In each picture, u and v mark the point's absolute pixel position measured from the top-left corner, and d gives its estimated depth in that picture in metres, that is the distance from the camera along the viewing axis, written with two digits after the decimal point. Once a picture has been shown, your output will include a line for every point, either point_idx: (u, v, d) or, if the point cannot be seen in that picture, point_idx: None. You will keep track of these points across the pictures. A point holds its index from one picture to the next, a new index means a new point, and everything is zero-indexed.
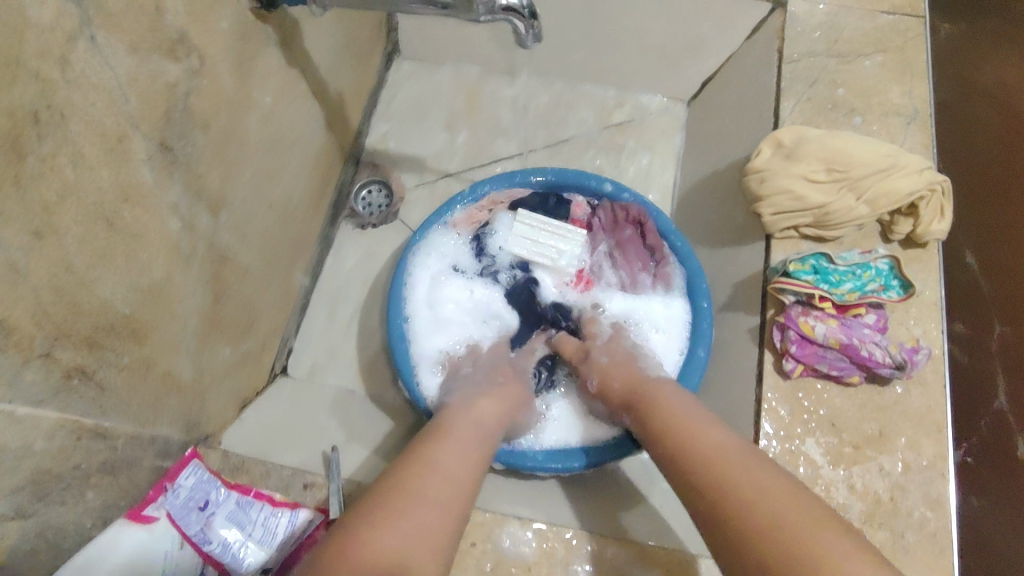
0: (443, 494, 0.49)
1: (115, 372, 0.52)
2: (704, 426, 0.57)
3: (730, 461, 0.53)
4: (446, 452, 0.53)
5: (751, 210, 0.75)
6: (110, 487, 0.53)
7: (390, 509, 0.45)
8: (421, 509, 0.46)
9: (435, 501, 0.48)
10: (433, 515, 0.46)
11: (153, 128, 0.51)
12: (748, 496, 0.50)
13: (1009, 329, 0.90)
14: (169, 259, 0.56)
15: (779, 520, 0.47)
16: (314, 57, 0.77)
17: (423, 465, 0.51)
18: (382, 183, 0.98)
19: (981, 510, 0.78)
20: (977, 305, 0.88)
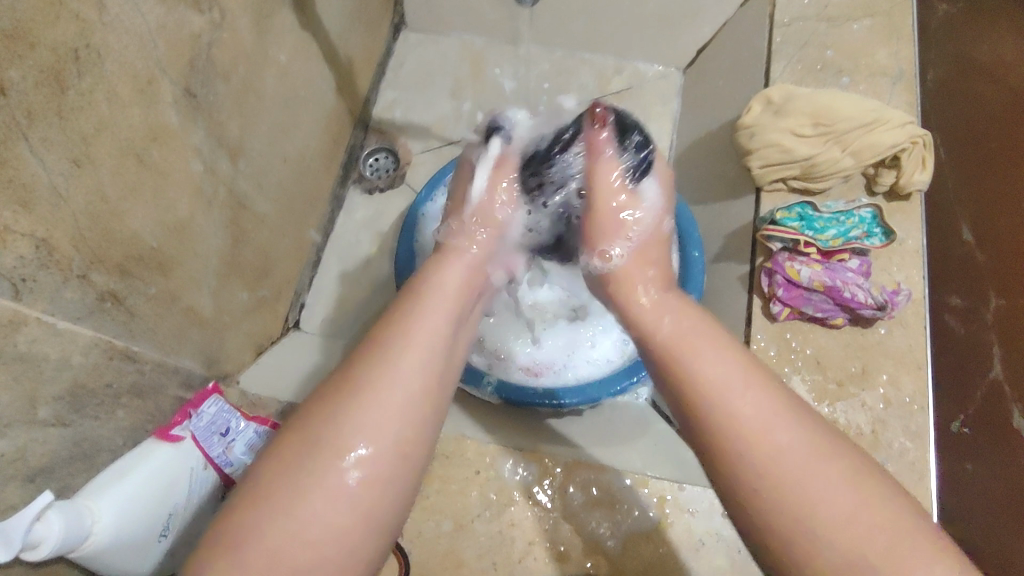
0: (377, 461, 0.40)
1: (143, 301, 0.56)
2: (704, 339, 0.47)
3: (693, 347, 0.47)
4: (373, 408, 0.41)
5: (741, 164, 0.79)
6: (139, 409, 0.57)
7: (296, 529, 0.37)
8: (344, 512, 0.38)
9: (347, 487, 0.39)
10: (361, 508, 0.39)
11: (179, 74, 0.55)
12: (710, 404, 0.43)
13: (1006, 301, 0.85)
14: (193, 199, 0.60)
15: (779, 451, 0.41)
16: (326, 21, 0.81)
17: (336, 433, 0.40)
18: (389, 149, 1.02)
19: (959, 488, 0.77)
20: (968, 274, 0.87)
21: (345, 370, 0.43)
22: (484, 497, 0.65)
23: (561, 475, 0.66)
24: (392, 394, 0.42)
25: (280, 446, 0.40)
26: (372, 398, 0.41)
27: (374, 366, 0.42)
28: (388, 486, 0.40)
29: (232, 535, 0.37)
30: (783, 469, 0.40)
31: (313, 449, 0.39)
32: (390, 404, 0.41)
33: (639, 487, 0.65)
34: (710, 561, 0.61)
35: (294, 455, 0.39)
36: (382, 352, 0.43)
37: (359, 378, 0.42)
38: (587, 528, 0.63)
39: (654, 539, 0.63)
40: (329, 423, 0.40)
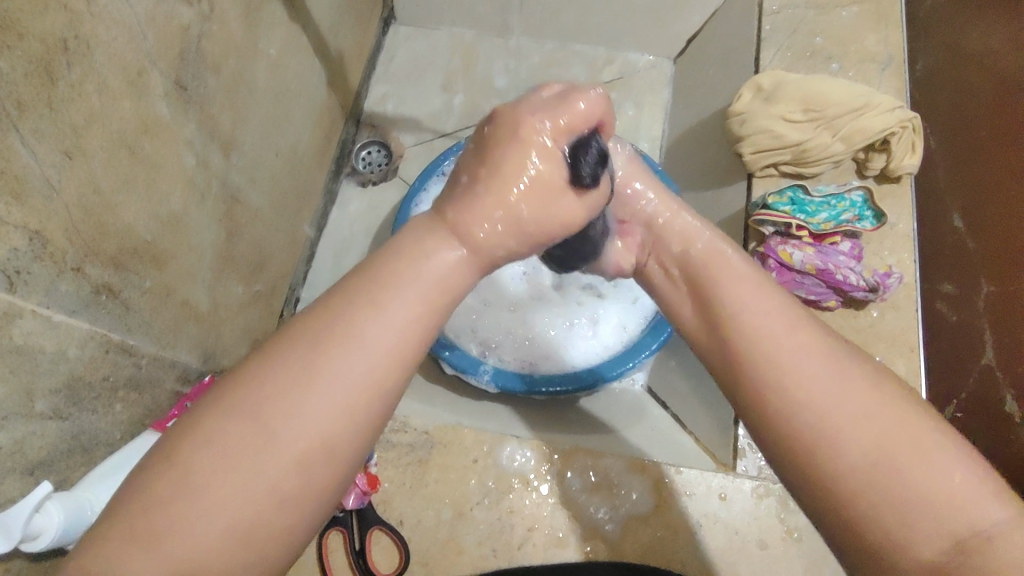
0: (298, 470, 0.34)
1: (139, 294, 0.56)
2: (728, 270, 0.47)
3: (718, 269, 0.47)
4: (311, 403, 0.35)
5: (733, 150, 0.79)
6: (136, 403, 0.57)
7: (214, 506, 0.33)
8: (244, 518, 0.33)
9: (257, 488, 0.33)
10: (270, 516, 0.33)
11: (169, 66, 0.55)
12: (736, 326, 0.44)
13: (997, 288, 0.74)
14: (185, 192, 0.60)
15: (804, 373, 0.40)
16: (315, 14, 0.81)
17: (263, 430, 0.34)
18: (381, 143, 1.02)
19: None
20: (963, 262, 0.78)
21: (292, 352, 0.36)
22: (483, 485, 0.65)
23: (558, 462, 0.66)
24: (331, 396, 0.35)
25: (203, 424, 0.34)
26: (309, 398, 0.35)
27: (320, 359, 0.35)
28: (308, 494, 0.34)
29: (137, 526, 0.32)
30: (805, 383, 0.40)
31: (233, 441, 0.34)
32: (330, 408, 0.35)
33: (636, 472, 0.65)
34: (711, 542, 0.62)
35: (234, 422, 0.34)
36: (330, 342, 0.36)
37: (304, 371, 0.35)
38: (586, 513, 0.64)
39: (652, 523, 0.63)
40: (259, 415, 0.34)
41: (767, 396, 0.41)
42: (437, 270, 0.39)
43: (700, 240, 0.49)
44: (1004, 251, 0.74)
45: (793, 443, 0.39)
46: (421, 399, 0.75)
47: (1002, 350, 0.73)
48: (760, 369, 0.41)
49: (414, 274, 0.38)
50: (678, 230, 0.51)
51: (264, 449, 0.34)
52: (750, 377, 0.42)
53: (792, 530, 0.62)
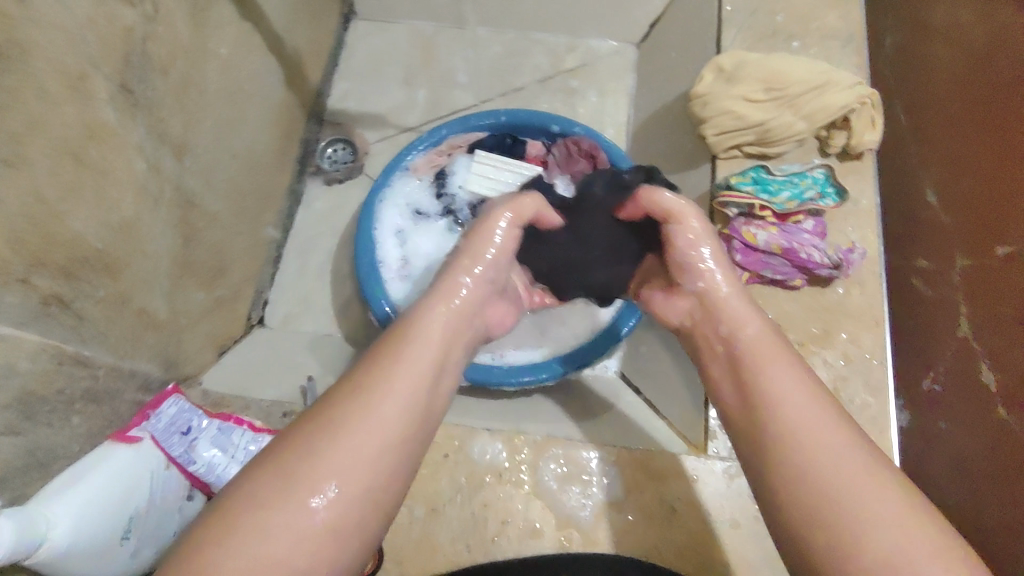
0: (327, 517, 0.42)
1: (92, 304, 0.55)
2: (773, 361, 0.52)
3: (763, 355, 0.52)
4: (338, 455, 0.43)
5: (697, 133, 0.79)
6: (95, 415, 0.56)
7: (257, 542, 0.39)
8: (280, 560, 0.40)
9: (291, 532, 0.40)
10: (304, 558, 0.40)
11: (113, 70, 0.54)
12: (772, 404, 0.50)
13: (972, 263, 0.71)
14: (138, 198, 0.59)
15: (829, 466, 0.46)
16: (269, 12, 0.80)
17: (297, 484, 0.42)
18: (346, 140, 1.01)
19: (930, 449, 0.72)
20: (935, 238, 0.77)
21: (322, 420, 0.45)
22: (455, 481, 0.65)
23: (530, 453, 0.66)
24: (357, 451, 0.44)
25: (247, 486, 0.42)
26: (341, 453, 0.43)
27: (346, 418, 0.44)
28: (334, 537, 0.41)
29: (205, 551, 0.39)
30: (823, 465, 0.46)
31: (270, 495, 0.41)
32: (351, 458, 0.43)
33: (608, 458, 0.65)
34: (685, 525, 0.62)
35: (278, 470, 0.42)
36: (360, 405, 0.45)
37: (332, 433, 0.44)
38: (560, 504, 0.63)
39: (625, 509, 0.63)
40: (293, 471, 0.42)
41: (796, 483, 0.46)
42: (446, 317, 0.53)
43: (748, 325, 0.54)
44: (982, 227, 0.69)
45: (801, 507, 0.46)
46: None
47: (979, 323, 0.68)
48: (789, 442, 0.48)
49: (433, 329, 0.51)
50: (738, 309, 0.55)
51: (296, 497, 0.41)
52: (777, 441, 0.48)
53: None
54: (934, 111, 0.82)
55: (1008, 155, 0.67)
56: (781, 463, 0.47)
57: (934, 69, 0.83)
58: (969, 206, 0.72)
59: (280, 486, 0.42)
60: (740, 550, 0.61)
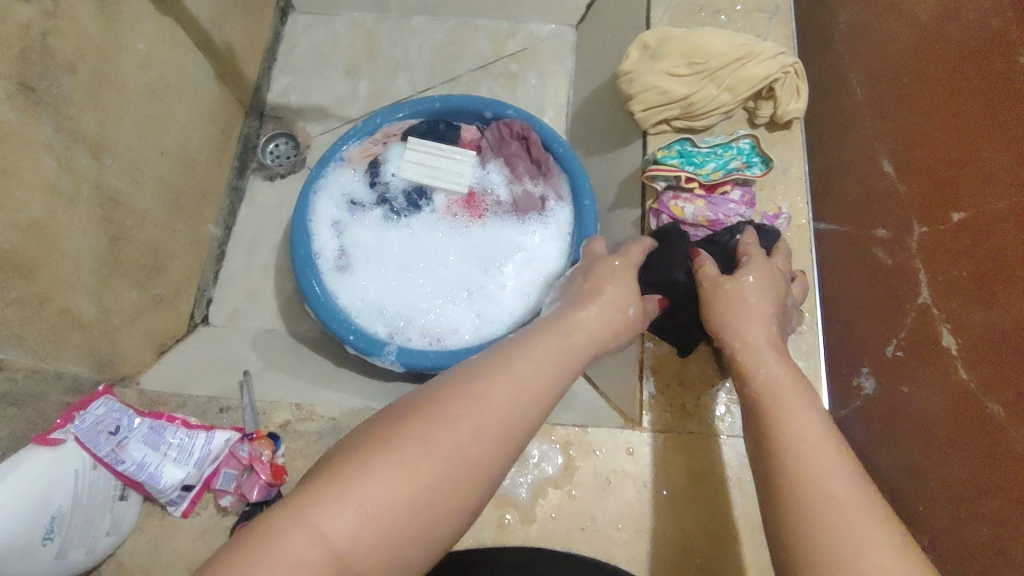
0: (464, 477, 0.37)
1: (5, 306, 0.54)
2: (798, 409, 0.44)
3: (786, 402, 0.44)
4: (477, 424, 0.38)
5: (626, 110, 0.79)
6: (17, 418, 0.56)
7: (381, 477, 0.35)
8: (403, 504, 0.35)
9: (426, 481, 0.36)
10: (416, 518, 0.35)
11: (8, 67, 0.53)
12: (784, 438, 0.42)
13: (929, 231, 0.69)
14: (50, 198, 0.58)
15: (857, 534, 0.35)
16: (191, 6, 0.79)
17: (435, 434, 0.37)
18: (288, 135, 1.00)
19: (887, 416, 0.69)
20: (886, 208, 0.76)
21: (466, 383, 0.40)
22: None
23: None
24: (493, 427, 0.39)
25: (390, 424, 0.38)
26: (483, 422, 0.39)
27: (488, 390, 0.40)
28: (449, 505, 0.36)
29: (333, 478, 0.35)
30: (837, 535, 0.35)
31: (414, 430, 0.37)
32: (488, 430, 0.38)
33: (546, 435, 0.66)
34: (619, 497, 0.63)
35: (421, 418, 0.38)
36: (503, 380, 0.41)
37: (477, 398, 0.39)
38: (499, 483, 0.64)
39: (564, 484, 0.64)
40: (434, 419, 0.38)
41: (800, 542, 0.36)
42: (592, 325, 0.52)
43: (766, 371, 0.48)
44: (936, 197, 0.69)
45: (812, 539, 0.35)
46: (334, 387, 0.74)
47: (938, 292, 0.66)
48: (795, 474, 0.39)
49: (582, 332, 0.51)
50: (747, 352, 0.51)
51: (435, 447, 0.36)
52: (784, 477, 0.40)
53: (700, 476, 0.63)
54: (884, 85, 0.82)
55: (966, 125, 0.68)
56: (787, 488, 0.39)
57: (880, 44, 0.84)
58: (920, 179, 0.72)
59: (417, 433, 0.37)
60: (673, 519, 0.62)
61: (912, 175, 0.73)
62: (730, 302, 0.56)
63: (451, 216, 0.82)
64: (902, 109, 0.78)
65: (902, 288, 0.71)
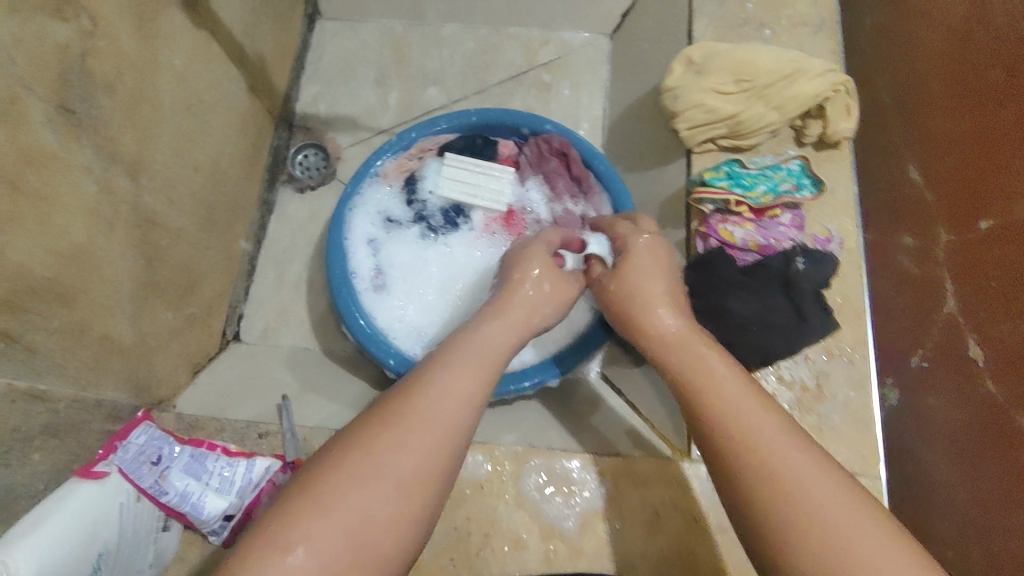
0: (393, 490, 0.39)
1: (45, 336, 0.52)
2: (710, 353, 0.48)
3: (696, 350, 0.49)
4: (404, 441, 0.40)
5: (669, 127, 0.77)
6: (57, 450, 0.55)
7: (318, 515, 0.37)
8: (350, 537, 0.37)
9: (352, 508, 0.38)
10: (364, 543, 0.37)
11: (49, 90, 0.50)
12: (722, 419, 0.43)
13: (959, 238, 0.60)
14: (89, 223, 0.56)
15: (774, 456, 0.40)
16: (225, 18, 0.77)
17: (368, 461, 0.39)
18: (317, 146, 0.98)
19: (916, 431, 0.62)
20: (913, 216, 0.67)
21: (389, 404, 0.43)
22: None
23: (515, 464, 0.65)
24: (423, 439, 0.41)
25: (323, 460, 0.40)
26: (399, 437, 0.40)
27: (409, 404, 0.42)
28: (396, 523, 0.38)
29: (273, 522, 0.37)
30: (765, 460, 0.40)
31: (341, 467, 0.39)
32: (419, 439, 0.41)
33: (591, 466, 0.65)
34: (669, 529, 0.62)
35: (349, 449, 0.40)
36: (421, 390, 0.43)
37: (389, 419, 0.41)
38: (544, 514, 0.63)
39: (610, 516, 0.63)
40: (360, 450, 0.40)
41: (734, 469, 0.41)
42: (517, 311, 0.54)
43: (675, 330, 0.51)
44: (963, 203, 0.60)
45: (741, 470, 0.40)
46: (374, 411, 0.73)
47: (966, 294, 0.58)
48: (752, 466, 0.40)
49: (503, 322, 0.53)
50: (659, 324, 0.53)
51: (370, 476, 0.39)
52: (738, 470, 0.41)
53: None
54: (909, 74, 0.73)
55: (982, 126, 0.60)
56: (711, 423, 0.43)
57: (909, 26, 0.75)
58: (950, 187, 0.62)
59: (350, 464, 0.39)
60: (731, 557, 0.60)
61: (941, 182, 0.64)
62: (635, 275, 0.57)
63: (490, 234, 0.80)
64: (928, 106, 0.69)
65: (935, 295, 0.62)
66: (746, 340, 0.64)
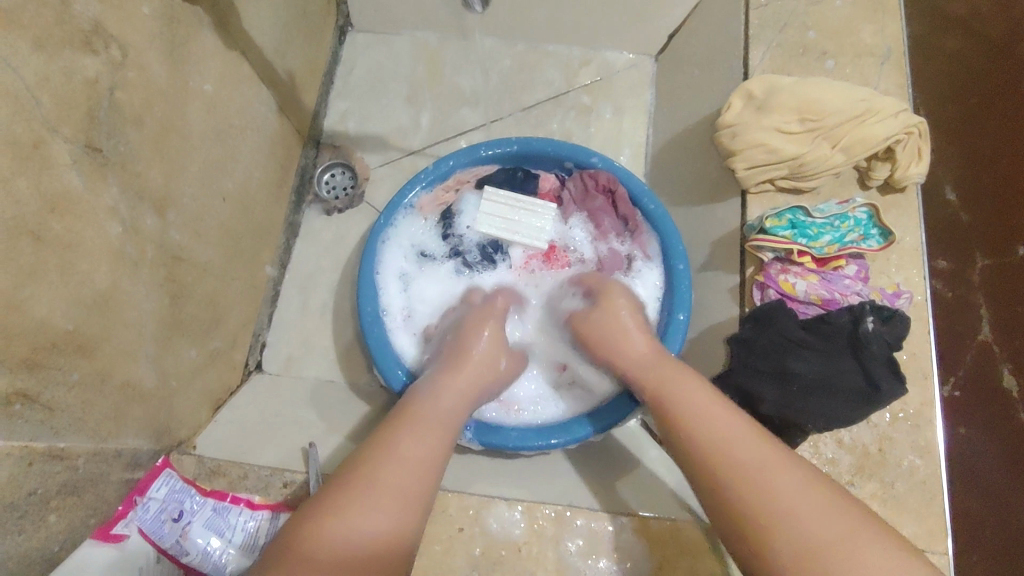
0: (379, 525, 0.44)
1: (65, 391, 0.49)
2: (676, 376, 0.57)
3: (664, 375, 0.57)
4: (374, 500, 0.45)
5: (724, 165, 0.73)
6: (75, 508, 0.51)
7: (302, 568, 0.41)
8: None
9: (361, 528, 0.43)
10: None
11: (75, 129, 0.47)
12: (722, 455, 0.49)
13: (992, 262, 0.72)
14: (114, 265, 0.53)
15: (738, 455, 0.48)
16: (257, 36, 0.73)
17: (340, 518, 0.43)
18: (345, 165, 0.94)
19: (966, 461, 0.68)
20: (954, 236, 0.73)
21: (355, 464, 0.47)
22: (470, 556, 0.60)
23: (557, 525, 0.61)
24: (389, 494, 0.45)
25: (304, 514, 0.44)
26: (367, 497, 0.45)
27: (376, 463, 0.47)
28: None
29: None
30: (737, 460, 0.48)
31: (318, 529, 0.43)
32: (391, 494, 0.45)
33: (637, 531, 0.61)
34: None
35: (326, 505, 0.44)
36: (386, 447, 0.48)
37: (362, 474, 0.46)
38: None
39: None
40: (334, 508, 0.44)
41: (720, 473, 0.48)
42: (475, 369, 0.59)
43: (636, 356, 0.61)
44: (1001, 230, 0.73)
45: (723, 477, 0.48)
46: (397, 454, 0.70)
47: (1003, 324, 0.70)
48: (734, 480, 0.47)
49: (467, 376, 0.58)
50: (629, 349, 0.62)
51: (340, 533, 0.42)
52: (728, 491, 0.47)
53: None
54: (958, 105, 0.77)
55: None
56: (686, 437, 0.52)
57: (951, 60, 0.79)
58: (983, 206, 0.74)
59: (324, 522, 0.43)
60: None
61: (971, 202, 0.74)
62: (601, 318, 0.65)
63: (528, 271, 0.77)
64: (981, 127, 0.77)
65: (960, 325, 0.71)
66: (810, 405, 0.59)
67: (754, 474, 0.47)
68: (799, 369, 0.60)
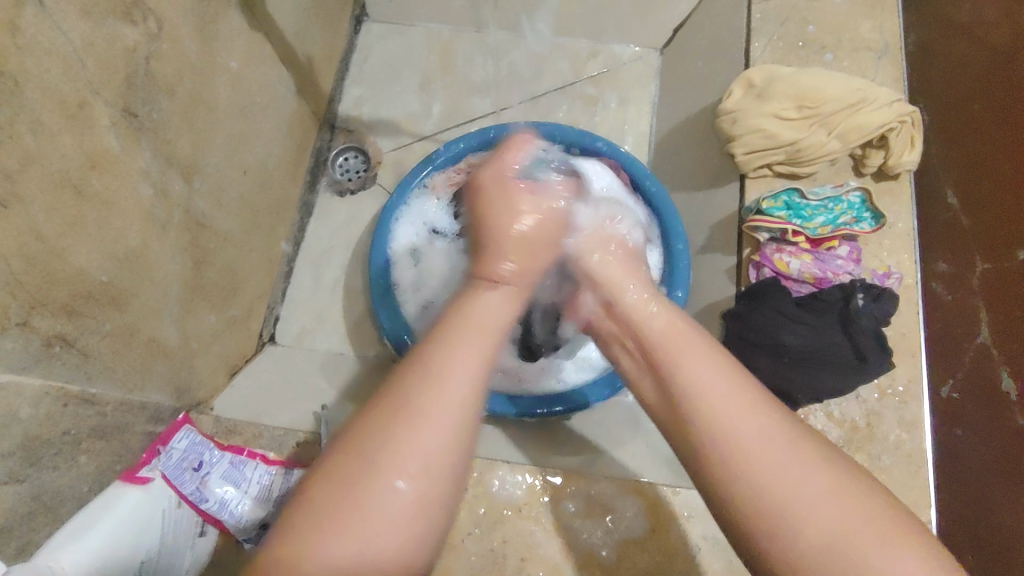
0: (427, 460, 0.35)
1: (97, 340, 0.52)
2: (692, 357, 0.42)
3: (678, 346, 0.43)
4: (429, 421, 0.36)
5: (725, 150, 0.76)
6: (103, 452, 0.54)
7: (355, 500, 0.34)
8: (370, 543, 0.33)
9: (403, 521, 0.34)
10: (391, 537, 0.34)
11: (115, 94, 0.50)
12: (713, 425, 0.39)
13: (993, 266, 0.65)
14: (144, 225, 0.56)
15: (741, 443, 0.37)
16: (279, 20, 0.76)
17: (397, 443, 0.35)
18: (358, 149, 0.97)
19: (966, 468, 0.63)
20: (950, 240, 0.70)
21: (405, 376, 0.38)
22: (474, 514, 0.63)
23: (555, 486, 0.64)
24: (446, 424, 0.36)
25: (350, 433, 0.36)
26: (429, 414, 0.36)
27: (435, 382, 0.37)
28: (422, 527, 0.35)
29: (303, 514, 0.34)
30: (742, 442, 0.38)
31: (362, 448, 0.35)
32: (438, 430, 0.36)
33: (634, 495, 0.63)
34: (708, 567, 0.60)
35: (378, 422, 0.36)
36: (429, 378, 0.37)
37: (417, 387, 0.37)
38: (581, 540, 0.62)
39: (648, 547, 0.61)
40: (391, 427, 0.36)
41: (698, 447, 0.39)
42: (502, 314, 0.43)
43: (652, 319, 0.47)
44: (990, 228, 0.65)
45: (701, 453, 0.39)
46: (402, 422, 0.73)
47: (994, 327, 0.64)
48: (740, 468, 0.37)
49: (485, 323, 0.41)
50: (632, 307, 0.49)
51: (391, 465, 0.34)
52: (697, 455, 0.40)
53: None
54: (951, 104, 0.73)
55: None
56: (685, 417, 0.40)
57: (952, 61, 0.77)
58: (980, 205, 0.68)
59: (377, 440, 0.35)
60: None
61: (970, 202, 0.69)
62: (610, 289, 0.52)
63: None
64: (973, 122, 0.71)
65: (960, 328, 0.66)
66: (799, 376, 0.62)
67: (753, 462, 0.37)
68: (790, 343, 0.63)
